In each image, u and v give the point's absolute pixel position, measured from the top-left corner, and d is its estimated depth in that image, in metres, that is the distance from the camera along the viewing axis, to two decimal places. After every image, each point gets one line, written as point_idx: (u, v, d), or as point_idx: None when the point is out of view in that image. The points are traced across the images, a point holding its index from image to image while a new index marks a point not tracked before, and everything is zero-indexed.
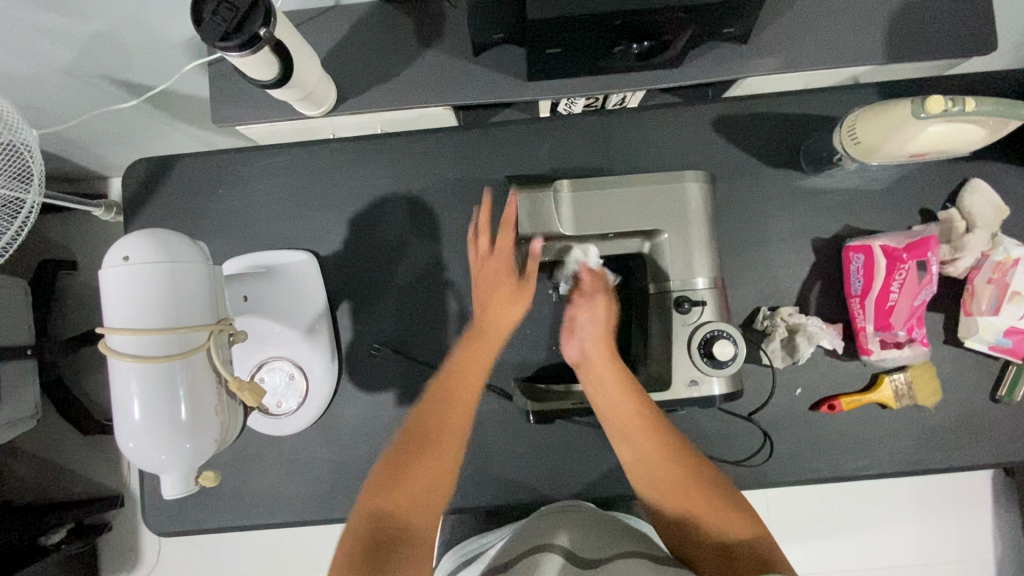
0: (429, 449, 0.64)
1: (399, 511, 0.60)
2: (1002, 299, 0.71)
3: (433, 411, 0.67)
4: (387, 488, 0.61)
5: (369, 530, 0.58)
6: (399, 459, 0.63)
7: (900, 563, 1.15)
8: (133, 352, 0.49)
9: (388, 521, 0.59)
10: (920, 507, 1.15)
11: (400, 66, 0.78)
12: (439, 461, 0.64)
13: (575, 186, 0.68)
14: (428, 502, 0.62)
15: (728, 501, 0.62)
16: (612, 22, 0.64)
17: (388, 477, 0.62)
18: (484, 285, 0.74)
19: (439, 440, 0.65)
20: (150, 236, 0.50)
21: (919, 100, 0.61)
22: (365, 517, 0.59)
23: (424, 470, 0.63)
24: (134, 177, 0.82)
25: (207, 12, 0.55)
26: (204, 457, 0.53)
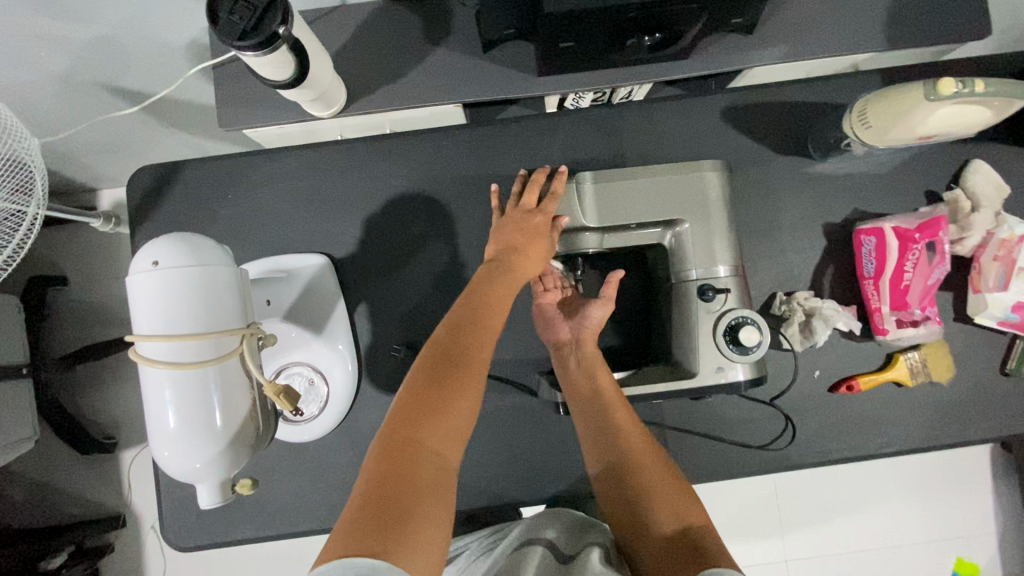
0: (464, 376, 0.59)
1: (425, 452, 0.54)
2: (1009, 274, 0.74)
3: (468, 338, 0.62)
4: (416, 419, 0.55)
5: (398, 465, 0.52)
6: (432, 386, 0.58)
7: (907, 541, 1.17)
8: (166, 358, 0.48)
9: (420, 460, 0.53)
10: (923, 485, 1.18)
11: (409, 63, 0.77)
12: (474, 394, 0.59)
13: (597, 177, 0.69)
14: (451, 445, 0.56)
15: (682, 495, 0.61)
16: (625, 14, 0.65)
17: (418, 404, 0.56)
18: (518, 234, 0.71)
19: (465, 370, 0.60)
20: (181, 239, 0.49)
21: (930, 83, 0.62)
22: (396, 452, 0.53)
23: (461, 401, 0.58)
24: (140, 185, 0.80)
25: (224, 11, 0.54)
26: (238, 465, 0.52)
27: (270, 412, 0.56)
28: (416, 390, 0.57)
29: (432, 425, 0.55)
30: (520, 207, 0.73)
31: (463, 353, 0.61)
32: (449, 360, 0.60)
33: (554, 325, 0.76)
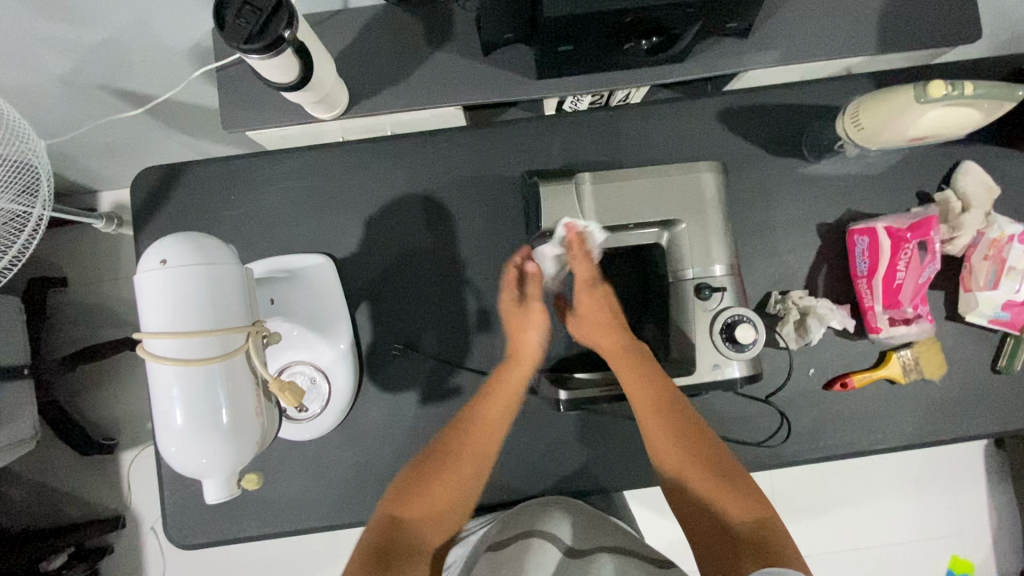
0: (460, 463, 0.69)
1: (411, 526, 0.65)
2: (1000, 274, 0.76)
3: (462, 432, 0.71)
4: (402, 499, 0.66)
5: (385, 537, 0.63)
6: (419, 470, 0.69)
7: (902, 539, 1.19)
8: (174, 354, 0.49)
9: (404, 533, 0.64)
10: (918, 482, 1.19)
11: (411, 66, 0.78)
12: (459, 480, 0.69)
13: (595, 178, 0.70)
14: (437, 519, 0.67)
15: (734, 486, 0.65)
16: (623, 18, 0.66)
17: (408, 489, 0.67)
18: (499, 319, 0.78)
19: (456, 465, 0.69)
20: (187, 238, 0.50)
21: (920, 86, 0.64)
22: (383, 528, 0.64)
23: (442, 486, 0.68)
24: (143, 187, 0.81)
25: (231, 14, 0.56)
26: (245, 460, 0.53)
27: (274, 407, 0.57)
28: (406, 476, 0.68)
29: (418, 506, 0.66)
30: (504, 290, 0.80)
31: (458, 446, 0.70)
32: (441, 454, 0.70)
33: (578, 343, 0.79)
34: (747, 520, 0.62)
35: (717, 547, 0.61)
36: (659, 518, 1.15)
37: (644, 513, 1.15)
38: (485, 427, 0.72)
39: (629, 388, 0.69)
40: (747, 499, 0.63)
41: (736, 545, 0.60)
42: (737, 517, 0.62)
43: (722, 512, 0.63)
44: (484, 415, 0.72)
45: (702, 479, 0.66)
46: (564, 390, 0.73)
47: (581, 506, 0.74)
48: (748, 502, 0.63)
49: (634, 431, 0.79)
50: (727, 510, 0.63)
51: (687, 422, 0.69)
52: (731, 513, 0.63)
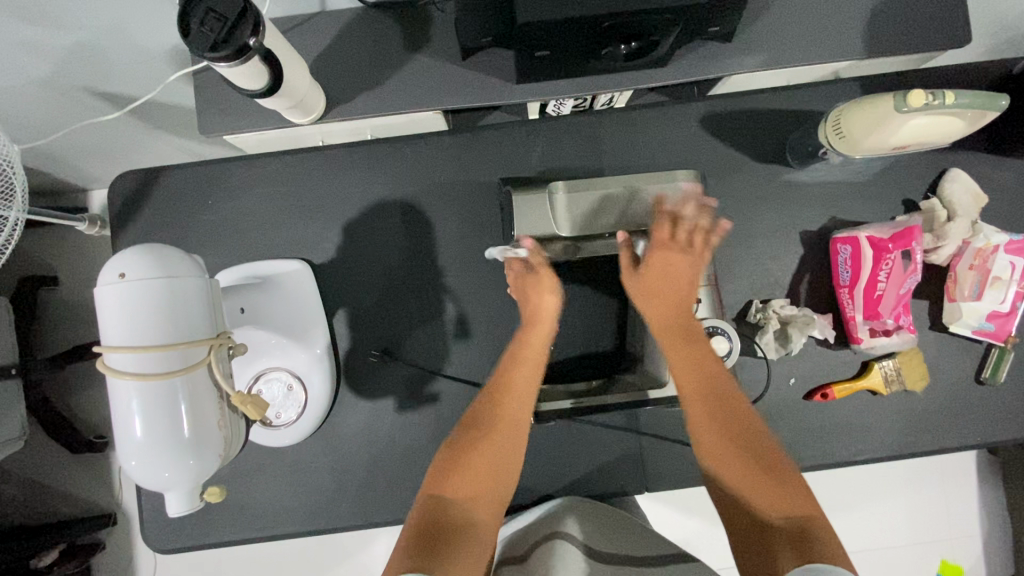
0: (501, 432, 0.65)
1: (456, 506, 0.58)
2: (984, 284, 0.75)
3: (507, 402, 0.67)
4: (444, 474, 0.61)
5: (434, 516, 0.56)
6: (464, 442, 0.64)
7: (892, 544, 1.18)
8: (133, 369, 0.49)
9: (450, 511, 0.58)
10: (908, 488, 1.19)
11: (389, 70, 0.77)
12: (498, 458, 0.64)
13: (569, 186, 0.70)
14: (481, 494, 0.61)
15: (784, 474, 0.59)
16: (600, 24, 0.65)
17: (453, 462, 0.62)
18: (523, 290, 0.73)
19: (498, 439, 0.65)
20: (147, 251, 0.50)
21: (900, 95, 0.62)
22: (427, 504, 0.58)
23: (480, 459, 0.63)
24: (120, 190, 0.81)
25: (195, 22, 0.55)
26: (207, 473, 0.53)
27: (239, 419, 0.57)
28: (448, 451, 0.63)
29: (466, 480, 0.61)
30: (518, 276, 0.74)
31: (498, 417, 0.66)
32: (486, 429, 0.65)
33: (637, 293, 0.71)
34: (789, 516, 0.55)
35: (752, 540, 0.56)
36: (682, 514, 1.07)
37: (664, 507, 1.07)
38: (521, 402, 0.67)
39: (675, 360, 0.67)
40: (794, 490, 0.58)
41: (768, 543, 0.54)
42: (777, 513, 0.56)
43: (762, 507, 0.57)
44: (511, 389, 0.68)
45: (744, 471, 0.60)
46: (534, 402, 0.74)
47: (601, 511, 0.73)
48: (791, 500, 0.57)
49: (613, 440, 0.78)
50: (766, 506, 0.57)
51: (733, 407, 0.65)
52: (774, 500, 0.57)
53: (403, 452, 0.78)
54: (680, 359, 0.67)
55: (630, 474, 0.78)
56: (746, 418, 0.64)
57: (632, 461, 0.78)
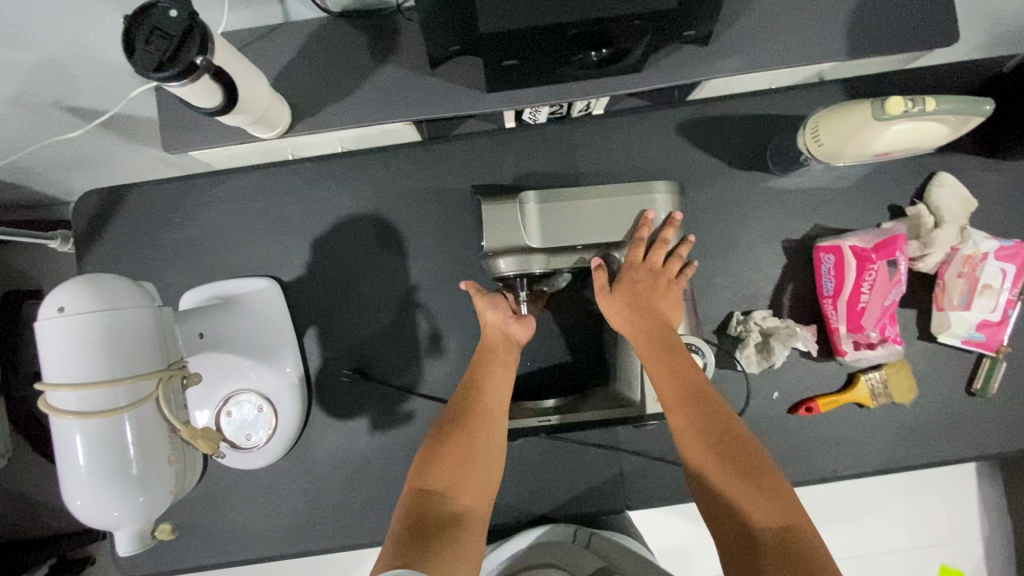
0: (483, 424, 0.64)
1: (445, 499, 0.59)
2: (973, 293, 0.73)
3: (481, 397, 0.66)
4: (428, 471, 0.61)
5: (416, 517, 0.56)
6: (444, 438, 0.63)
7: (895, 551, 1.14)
8: (76, 407, 0.47)
9: (437, 505, 0.58)
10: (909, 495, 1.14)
11: (354, 82, 0.74)
12: (485, 444, 0.63)
13: (541, 196, 0.64)
14: (470, 484, 0.60)
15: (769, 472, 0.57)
16: (567, 32, 0.61)
17: (437, 458, 0.61)
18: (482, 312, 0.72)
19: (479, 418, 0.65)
20: (88, 284, 0.48)
21: (879, 101, 0.60)
22: (413, 502, 0.58)
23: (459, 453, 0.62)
24: (86, 209, 0.79)
25: (139, 41, 0.52)
26: (159, 510, 0.51)
27: (193, 452, 0.55)
28: (428, 448, 0.63)
29: (451, 470, 0.61)
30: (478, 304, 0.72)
31: (478, 408, 0.65)
32: (465, 422, 0.64)
33: (614, 309, 0.69)
34: (772, 523, 0.54)
35: (736, 544, 0.55)
36: (688, 521, 0.99)
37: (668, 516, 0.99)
38: (500, 395, 0.67)
39: (649, 362, 0.65)
40: (776, 490, 0.56)
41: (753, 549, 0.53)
42: (759, 517, 0.55)
43: (743, 510, 0.56)
44: (485, 384, 0.67)
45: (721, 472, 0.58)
46: None
47: (609, 551, 0.67)
48: (773, 504, 0.55)
49: (592, 459, 0.76)
50: (748, 508, 0.56)
51: (712, 406, 0.62)
52: (757, 503, 0.56)
53: (377, 473, 0.77)
54: (653, 363, 0.65)
55: (610, 494, 0.75)
56: (726, 416, 0.62)
57: (612, 480, 0.76)
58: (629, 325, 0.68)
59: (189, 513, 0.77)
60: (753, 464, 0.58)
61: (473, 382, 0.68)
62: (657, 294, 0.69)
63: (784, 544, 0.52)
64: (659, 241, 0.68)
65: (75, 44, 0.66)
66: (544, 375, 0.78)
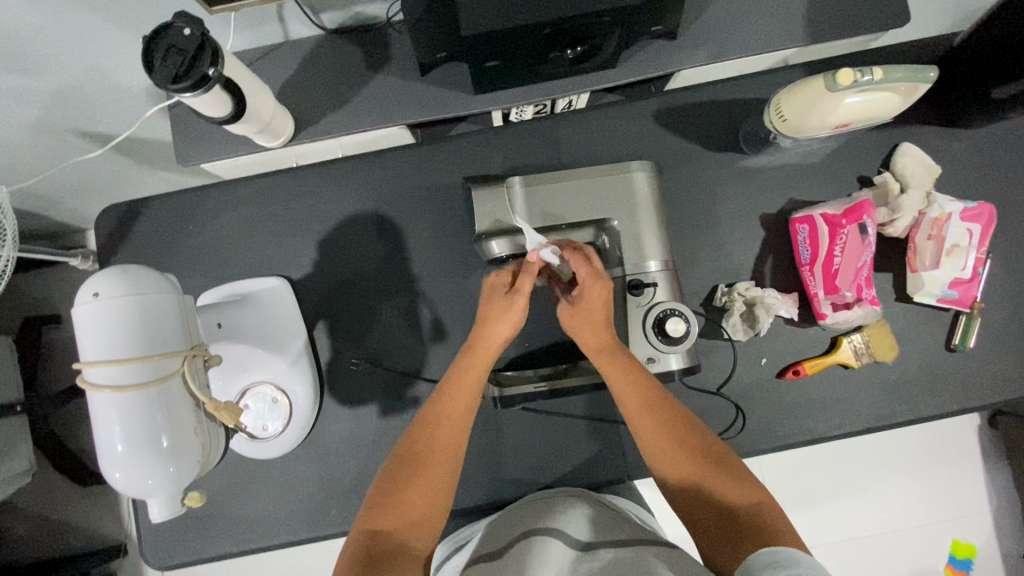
0: (439, 460, 0.64)
1: (396, 535, 0.59)
2: (942, 253, 0.76)
3: (442, 429, 0.66)
4: (387, 509, 0.60)
5: (371, 554, 0.56)
6: (399, 470, 0.63)
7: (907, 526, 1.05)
8: (111, 383, 0.52)
9: (388, 543, 0.58)
10: (919, 468, 1.06)
11: (352, 90, 0.80)
12: (437, 477, 0.63)
13: (526, 181, 0.73)
14: (423, 523, 0.61)
15: (733, 474, 0.60)
16: (543, 30, 0.66)
17: (391, 495, 0.61)
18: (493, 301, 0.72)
19: (440, 445, 0.65)
20: (118, 272, 0.53)
21: (830, 75, 0.65)
22: (364, 542, 0.58)
23: (414, 486, 0.62)
24: (108, 223, 0.85)
25: (158, 58, 0.59)
26: (187, 479, 0.55)
27: (216, 428, 0.60)
28: (382, 481, 0.63)
29: (403, 510, 0.60)
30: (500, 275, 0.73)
31: (433, 438, 0.65)
32: (421, 454, 0.64)
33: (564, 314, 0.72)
34: (744, 503, 0.58)
35: (717, 529, 0.57)
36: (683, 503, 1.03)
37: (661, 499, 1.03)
38: (461, 428, 0.67)
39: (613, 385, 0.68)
40: (741, 485, 0.59)
41: (732, 526, 0.56)
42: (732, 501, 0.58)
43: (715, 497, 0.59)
44: (446, 409, 0.67)
45: (691, 465, 0.62)
46: (492, 388, 0.78)
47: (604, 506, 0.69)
48: (741, 485, 0.59)
49: (592, 432, 0.80)
50: (720, 493, 0.59)
51: (669, 410, 0.66)
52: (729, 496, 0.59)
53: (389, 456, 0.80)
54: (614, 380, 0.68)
55: (611, 464, 0.79)
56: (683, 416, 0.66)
57: (611, 451, 0.79)
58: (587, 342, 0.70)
59: (210, 505, 0.81)
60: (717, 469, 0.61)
61: (438, 403, 0.68)
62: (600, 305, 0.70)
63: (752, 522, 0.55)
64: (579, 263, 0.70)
65: (94, 70, 0.72)
66: (542, 355, 0.81)
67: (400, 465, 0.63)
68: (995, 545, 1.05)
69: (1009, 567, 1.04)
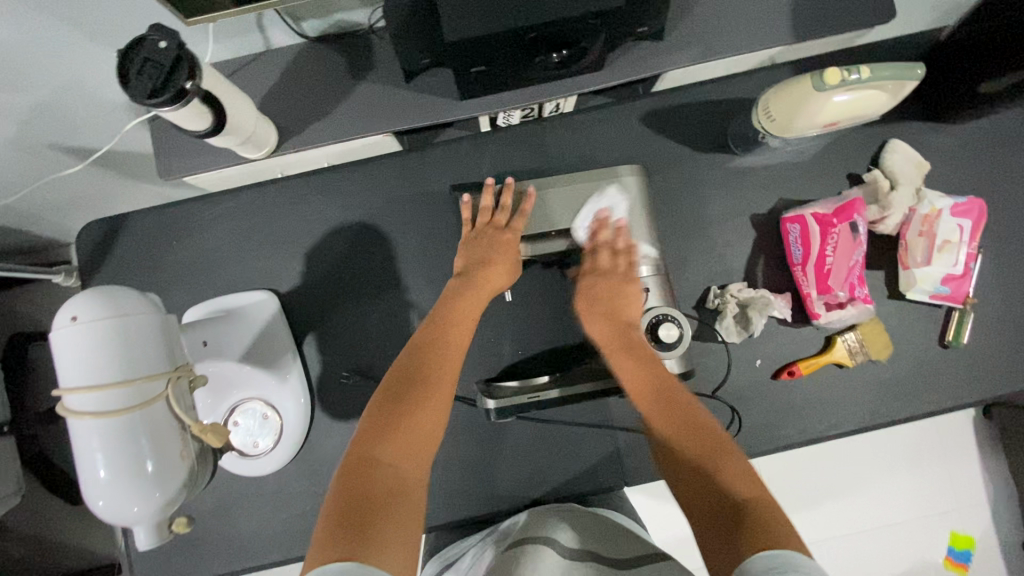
0: (438, 389, 0.62)
1: (389, 466, 0.53)
2: (933, 249, 0.76)
3: (439, 361, 0.64)
4: (385, 436, 0.55)
5: (363, 483, 0.51)
6: (395, 402, 0.59)
7: (907, 522, 1.05)
8: (92, 409, 0.50)
9: (380, 473, 0.52)
10: (915, 464, 1.06)
11: (335, 99, 0.78)
12: (435, 411, 0.60)
13: (534, 184, 0.78)
14: (416, 453, 0.56)
15: (731, 466, 0.55)
16: (527, 36, 0.65)
17: (390, 421, 0.57)
18: (490, 245, 0.75)
19: (438, 373, 0.63)
20: (98, 294, 0.52)
21: (817, 74, 0.65)
22: (355, 468, 0.52)
23: (417, 414, 0.58)
24: (90, 239, 0.84)
25: (132, 73, 0.57)
26: (174, 504, 0.54)
27: (203, 450, 0.58)
28: (378, 408, 0.58)
29: (404, 441, 0.56)
30: (492, 224, 0.77)
31: (434, 372, 0.63)
32: (421, 380, 0.62)
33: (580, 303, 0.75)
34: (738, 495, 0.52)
35: (709, 520, 0.51)
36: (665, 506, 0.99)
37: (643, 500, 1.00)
38: (450, 367, 0.65)
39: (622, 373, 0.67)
40: (739, 477, 0.54)
41: (724, 519, 0.50)
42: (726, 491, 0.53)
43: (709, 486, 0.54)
44: (447, 341, 0.66)
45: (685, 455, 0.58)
46: (485, 401, 0.74)
47: (593, 516, 0.68)
48: (740, 479, 0.53)
49: (587, 439, 0.79)
50: (719, 485, 0.53)
51: (678, 405, 0.63)
52: (725, 486, 0.53)
53: None
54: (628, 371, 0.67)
55: (608, 471, 0.78)
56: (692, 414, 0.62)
57: (608, 458, 0.79)
58: (603, 335, 0.71)
59: (201, 525, 0.79)
60: (711, 461, 0.56)
61: (433, 338, 0.66)
62: (625, 298, 0.72)
63: (743, 515, 0.49)
64: (618, 244, 0.75)
65: (69, 85, 0.71)
66: (537, 364, 0.81)
67: (393, 397, 0.59)
68: (994, 538, 1.04)
69: (1008, 559, 1.04)
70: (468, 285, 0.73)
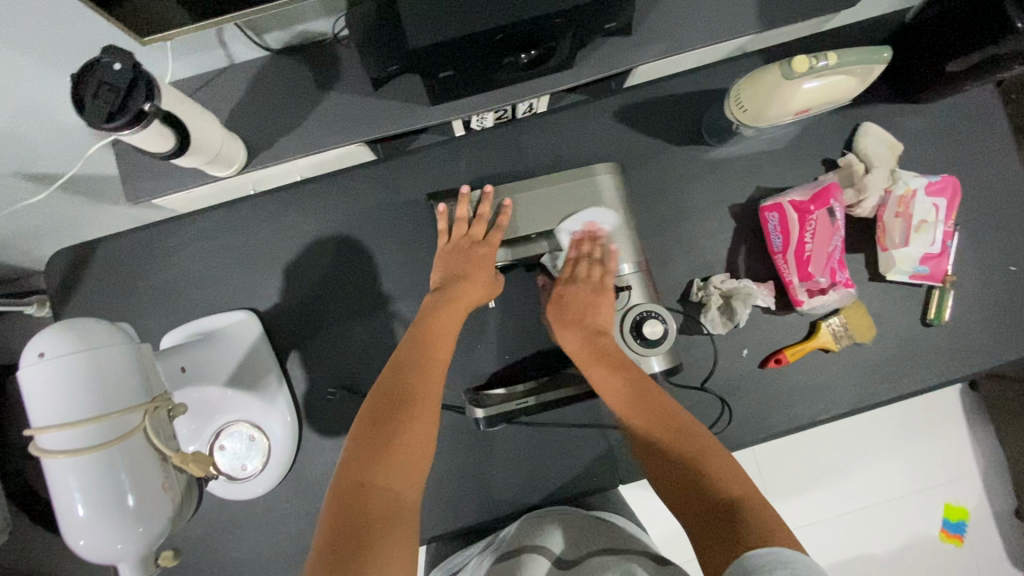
0: (421, 406, 0.61)
1: (382, 491, 0.53)
2: (910, 229, 0.77)
3: (420, 380, 0.63)
4: (374, 461, 0.54)
5: (354, 509, 0.50)
6: (378, 426, 0.58)
7: (903, 498, 1.06)
8: (65, 448, 0.49)
9: (376, 497, 0.52)
10: (907, 439, 1.07)
11: (304, 111, 0.77)
12: (422, 430, 0.59)
13: (509, 189, 0.76)
14: (410, 477, 0.55)
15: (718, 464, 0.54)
16: (494, 37, 0.64)
17: (377, 445, 0.56)
18: (465, 262, 0.75)
19: (420, 392, 0.62)
20: (65, 327, 0.50)
21: (785, 63, 0.65)
22: (348, 495, 0.52)
23: (405, 435, 0.57)
24: (59, 268, 0.81)
25: (88, 96, 0.55)
26: (158, 538, 0.53)
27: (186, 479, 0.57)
28: (361, 432, 0.57)
29: (397, 463, 0.55)
30: (470, 235, 0.76)
31: (418, 391, 0.62)
32: (406, 399, 0.61)
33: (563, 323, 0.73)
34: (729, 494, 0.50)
35: (698, 523, 0.50)
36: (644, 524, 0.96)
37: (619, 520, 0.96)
38: (433, 383, 0.64)
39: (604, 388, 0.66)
40: (728, 476, 0.52)
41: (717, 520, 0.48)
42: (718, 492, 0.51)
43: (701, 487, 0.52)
44: (428, 359, 0.66)
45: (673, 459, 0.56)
46: (475, 410, 0.73)
47: (583, 518, 0.67)
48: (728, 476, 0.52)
49: (579, 439, 0.79)
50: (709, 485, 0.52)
51: (661, 409, 0.62)
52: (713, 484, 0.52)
53: None
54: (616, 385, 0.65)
55: (602, 471, 0.78)
56: (680, 419, 0.60)
57: (601, 458, 0.78)
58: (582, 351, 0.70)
59: (195, 553, 0.78)
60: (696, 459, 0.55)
61: (412, 357, 0.66)
62: (598, 309, 0.73)
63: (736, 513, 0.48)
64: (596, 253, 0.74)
65: (25, 113, 0.68)
66: (524, 367, 0.80)
67: (381, 421, 0.58)
68: (987, 507, 1.06)
69: (1002, 527, 1.06)
70: (445, 300, 0.72)
